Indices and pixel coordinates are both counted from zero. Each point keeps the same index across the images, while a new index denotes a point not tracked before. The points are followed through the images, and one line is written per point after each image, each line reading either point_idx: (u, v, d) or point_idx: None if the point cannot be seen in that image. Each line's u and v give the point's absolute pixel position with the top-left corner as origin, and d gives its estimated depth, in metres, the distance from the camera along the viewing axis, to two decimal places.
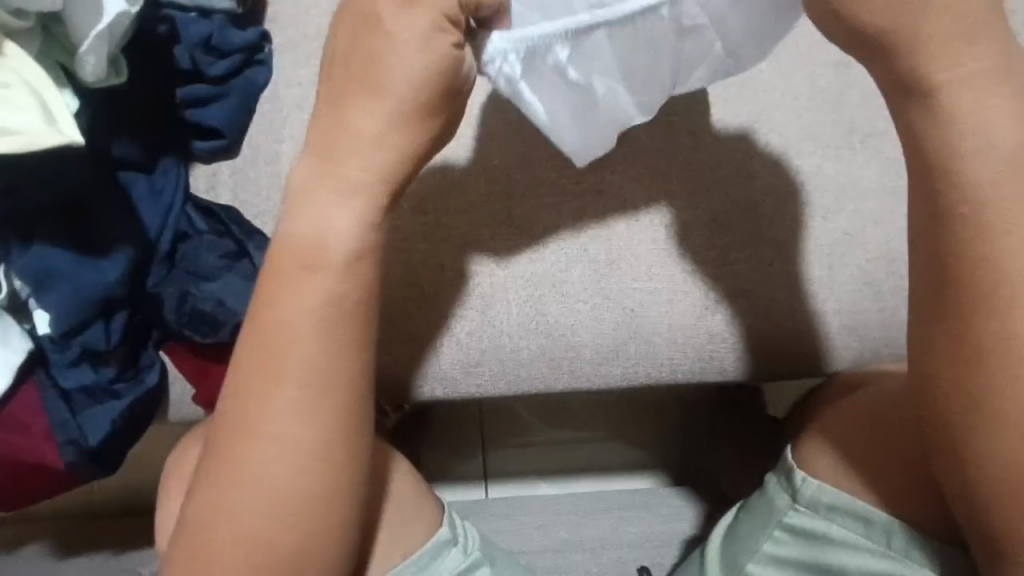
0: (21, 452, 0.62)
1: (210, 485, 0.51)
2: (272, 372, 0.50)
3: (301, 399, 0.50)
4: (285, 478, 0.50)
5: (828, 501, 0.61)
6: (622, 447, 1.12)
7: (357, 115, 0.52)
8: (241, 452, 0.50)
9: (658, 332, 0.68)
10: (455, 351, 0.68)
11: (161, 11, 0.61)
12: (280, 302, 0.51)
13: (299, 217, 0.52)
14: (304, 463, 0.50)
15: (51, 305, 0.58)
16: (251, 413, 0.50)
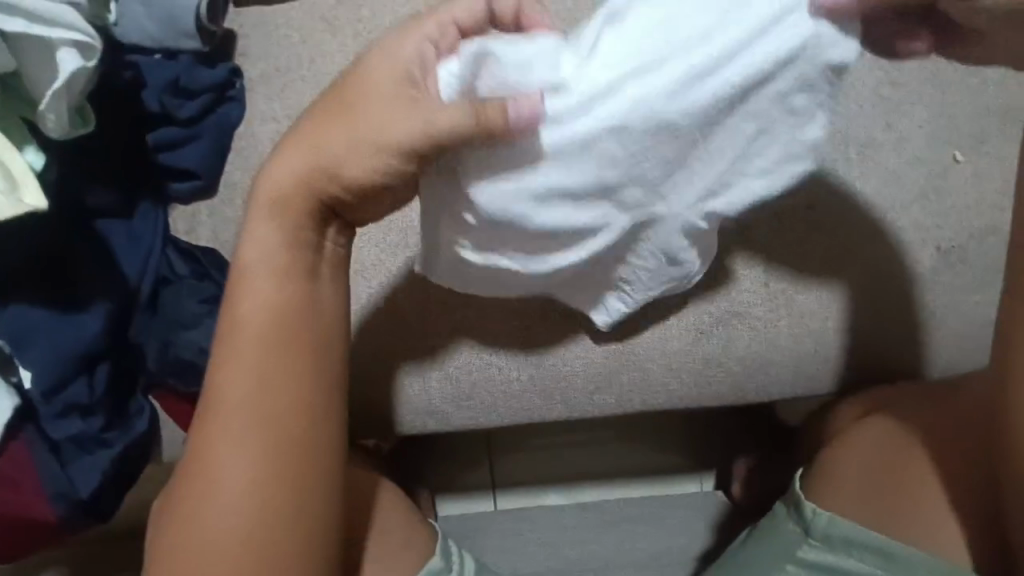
0: (12, 509, 0.62)
1: (188, 511, 0.49)
2: (232, 399, 0.50)
3: (264, 420, 0.49)
4: (237, 512, 0.49)
5: (843, 535, 0.61)
6: (632, 454, 1.09)
7: (285, 163, 0.50)
8: (210, 487, 0.49)
9: (651, 359, 0.66)
10: (444, 386, 0.66)
11: (125, 56, 0.60)
12: (232, 337, 0.50)
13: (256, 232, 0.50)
14: (256, 495, 0.49)
15: (32, 364, 0.57)
16: (221, 441, 0.49)
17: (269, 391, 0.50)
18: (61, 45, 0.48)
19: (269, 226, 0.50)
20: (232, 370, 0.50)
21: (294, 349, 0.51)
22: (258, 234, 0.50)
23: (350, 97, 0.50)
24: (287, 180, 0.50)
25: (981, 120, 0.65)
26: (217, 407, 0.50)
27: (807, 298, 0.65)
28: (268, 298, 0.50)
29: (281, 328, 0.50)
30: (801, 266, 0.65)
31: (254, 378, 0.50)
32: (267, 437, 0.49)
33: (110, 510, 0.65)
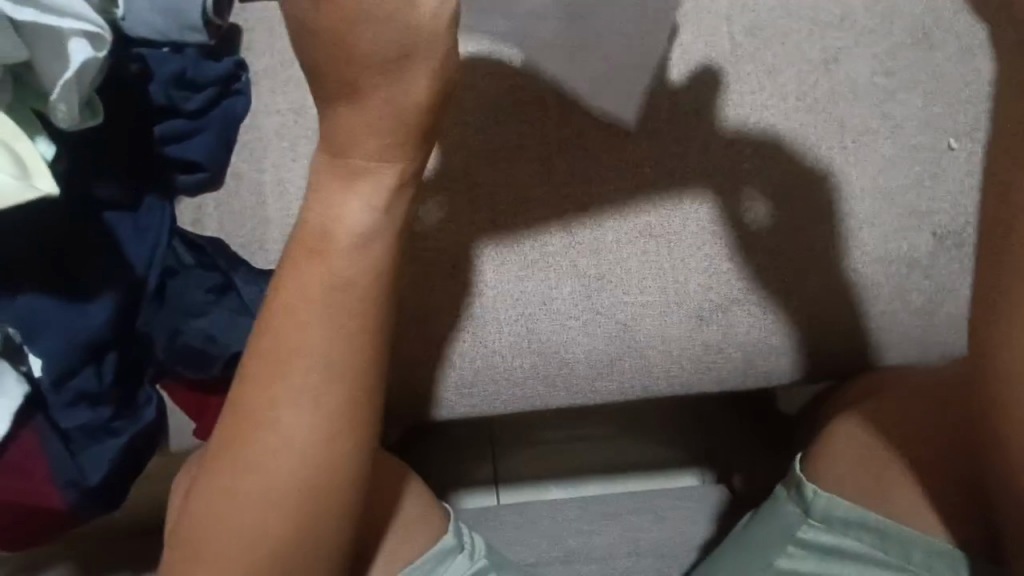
0: (22, 498, 0.63)
1: (227, 487, 0.48)
2: (291, 381, 0.47)
3: (317, 414, 0.48)
4: (278, 490, 0.48)
5: (842, 516, 0.61)
6: (635, 446, 1.10)
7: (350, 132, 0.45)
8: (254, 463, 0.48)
9: (652, 346, 0.66)
10: (447, 373, 0.67)
11: (131, 49, 0.60)
12: (293, 312, 0.47)
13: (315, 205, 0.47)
14: (300, 476, 0.48)
15: (42, 353, 0.57)
16: (269, 419, 0.48)
17: (317, 376, 0.47)
18: (71, 36, 0.49)
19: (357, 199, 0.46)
20: (295, 351, 0.47)
21: (362, 341, 0.48)
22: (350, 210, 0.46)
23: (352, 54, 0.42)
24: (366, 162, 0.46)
25: (973, 108, 0.66)
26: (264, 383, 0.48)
27: (806, 285, 0.66)
28: (347, 278, 0.47)
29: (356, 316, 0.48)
30: (798, 250, 0.65)
31: (319, 364, 0.47)
32: (319, 419, 0.48)
33: (120, 497, 0.66)
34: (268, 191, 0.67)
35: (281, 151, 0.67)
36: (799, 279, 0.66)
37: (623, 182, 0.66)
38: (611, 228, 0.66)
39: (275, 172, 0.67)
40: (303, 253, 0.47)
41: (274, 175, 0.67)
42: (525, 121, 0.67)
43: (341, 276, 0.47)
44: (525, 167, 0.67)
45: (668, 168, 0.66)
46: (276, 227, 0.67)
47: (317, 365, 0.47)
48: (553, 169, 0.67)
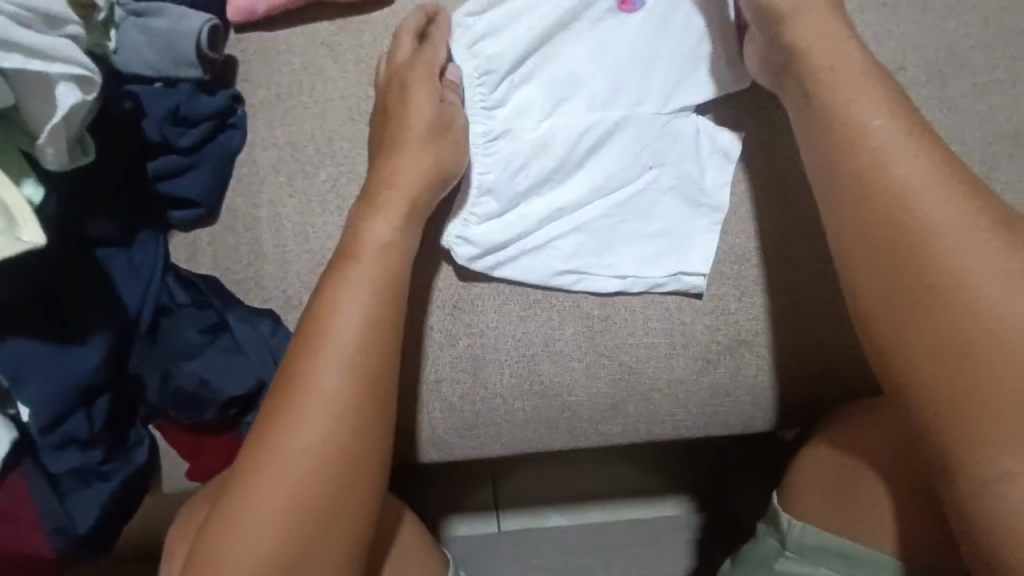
0: (7, 544, 0.60)
1: (221, 542, 0.48)
2: (318, 372, 0.50)
3: (326, 450, 0.49)
4: (273, 543, 0.47)
5: (814, 543, 0.58)
6: (638, 473, 1.08)
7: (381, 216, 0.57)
8: (269, 458, 0.49)
9: (658, 389, 0.64)
10: (448, 416, 0.66)
11: (124, 87, 0.60)
12: (309, 372, 0.51)
13: (337, 289, 0.53)
14: (295, 525, 0.48)
15: (31, 398, 0.56)
16: (273, 471, 0.49)
17: (321, 432, 0.50)
18: (59, 80, 0.48)
19: (386, 212, 0.57)
20: (308, 403, 0.50)
21: (382, 342, 0.53)
22: (377, 224, 0.56)
23: (385, 127, 0.61)
24: (399, 176, 0.58)
25: (991, 147, 0.62)
26: (269, 435, 0.50)
27: (813, 327, 0.64)
28: (372, 282, 0.54)
29: (376, 316, 0.53)
30: (810, 292, 0.64)
31: (342, 359, 0.51)
32: (322, 470, 0.49)
33: (111, 539, 0.63)
34: (263, 228, 0.65)
35: (280, 186, 0.65)
36: (802, 319, 0.64)
37: (637, 211, 0.65)
38: (623, 261, 0.64)
39: (272, 207, 0.65)
40: (317, 323, 0.52)
41: (271, 211, 0.65)
42: (533, 143, 0.65)
43: (349, 346, 0.52)
44: (534, 191, 0.65)
45: (683, 197, 0.65)
46: (271, 263, 0.64)
47: (340, 358, 0.51)
48: (565, 194, 0.65)
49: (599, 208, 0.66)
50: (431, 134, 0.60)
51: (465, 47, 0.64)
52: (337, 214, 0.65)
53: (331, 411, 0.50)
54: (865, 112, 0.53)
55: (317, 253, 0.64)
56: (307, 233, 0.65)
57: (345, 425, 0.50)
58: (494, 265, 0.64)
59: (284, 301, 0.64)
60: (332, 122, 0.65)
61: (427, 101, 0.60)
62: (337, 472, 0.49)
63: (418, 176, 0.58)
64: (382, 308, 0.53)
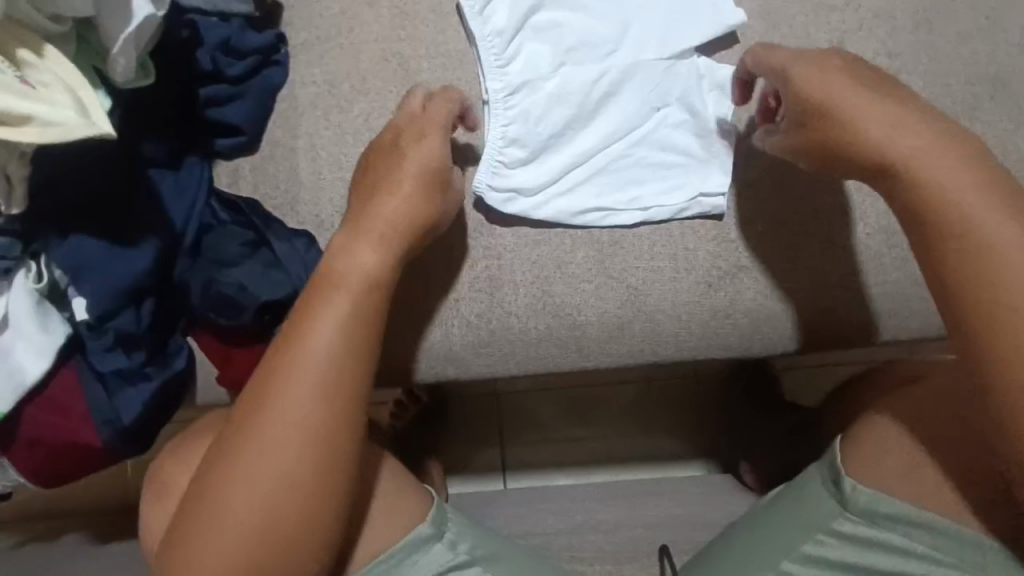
0: (60, 432, 0.65)
1: (235, 449, 0.55)
2: (287, 397, 0.55)
3: (328, 373, 0.56)
4: (283, 451, 0.55)
5: (886, 512, 0.60)
6: (642, 438, 1.12)
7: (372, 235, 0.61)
8: (283, 385, 0.56)
9: (661, 311, 0.69)
10: (465, 332, 0.70)
11: (185, 16, 0.65)
12: (318, 308, 0.57)
13: (348, 253, 0.60)
14: (302, 438, 0.55)
15: (87, 293, 0.62)
16: (281, 389, 0.56)
17: (320, 355, 0.56)
18: None
19: (366, 242, 0.60)
20: (313, 332, 0.57)
21: (370, 316, 0.58)
22: (355, 254, 0.60)
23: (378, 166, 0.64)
24: (381, 215, 0.61)
25: (973, 88, 0.68)
26: (280, 359, 0.56)
27: (810, 253, 0.68)
28: (341, 323, 0.57)
29: (348, 347, 0.57)
30: (801, 221, 0.68)
31: (349, 298, 0.58)
32: (326, 390, 0.56)
33: (150, 442, 0.68)
34: (300, 158, 0.71)
35: (317, 119, 0.71)
36: (797, 246, 0.68)
37: (651, 147, 0.71)
38: (646, 194, 0.69)
39: (309, 138, 0.71)
40: (331, 271, 0.59)
41: (308, 142, 0.71)
42: (550, 92, 0.70)
43: (353, 287, 0.59)
44: (554, 138, 0.70)
45: (691, 130, 0.70)
46: (307, 190, 0.71)
47: (332, 334, 0.57)
48: (584, 140, 0.70)
49: (615, 150, 0.71)
50: (422, 174, 0.63)
51: (475, 15, 0.70)
52: (368, 145, 0.71)
53: (298, 435, 0.55)
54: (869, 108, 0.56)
55: (349, 181, 0.71)
56: (341, 161, 0.71)
57: (311, 451, 0.55)
58: (529, 202, 0.69)
59: (317, 224, 0.70)
60: (365, 62, 0.71)
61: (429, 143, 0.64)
62: (306, 486, 0.55)
63: (398, 218, 0.62)
64: (351, 341, 0.57)
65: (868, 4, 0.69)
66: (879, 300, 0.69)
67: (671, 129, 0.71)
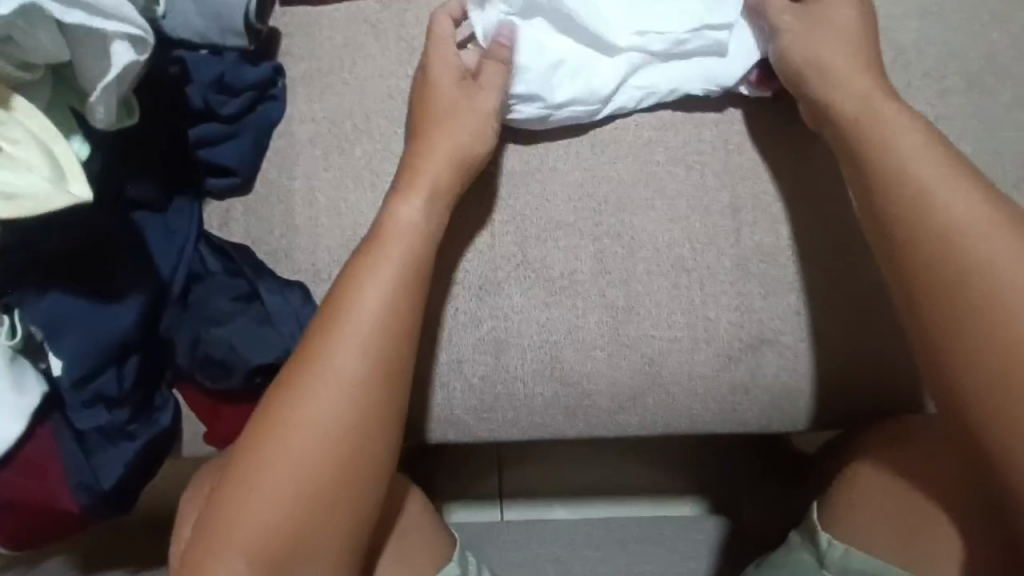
0: (34, 495, 0.61)
1: (266, 438, 0.50)
2: (334, 360, 0.51)
3: (373, 357, 0.52)
4: (320, 439, 0.50)
5: (858, 568, 0.60)
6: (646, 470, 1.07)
7: (432, 149, 0.59)
8: (324, 366, 0.51)
9: (677, 383, 0.65)
10: (467, 396, 0.66)
11: (172, 53, 0.61)
12: (362, 283, 0.54)
13: (402, 201, 0.57)
14: (341, 424, 0.50)
15: (64, 351, 0.58)
16: (321, 370, 0.51)
17: (364, 332, 0.52)
18: (114, 39, 0.48)
19: (415, 198, 0.57)
20: (359, 308, 0.53)
21: (414, 294, 0.55)
22: (404, 206, 0.57)
23: (416, 110, 0.62)
24: (427, 170, 0.58)
25: None
26: (323, 335, 0.53)
27: (840, 329, 0.64)
28: (396, 276, 0.54)
29: (399, 303, 0.54)
30: (835, 293, 0.64)
31: (396, 270, 0.54)
32: (371, 376, 0.52)
33: (132, 501, 0.65)
34: (297, 202, 0.65)
35: (316, 159, 0.66)
36: (828, 318, 0.64)
37: (685, 202, 0.64)
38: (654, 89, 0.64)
39: (306, 181, 0.65)
40: (378, 235, 0.56)
41: (305, 184, 0.65)
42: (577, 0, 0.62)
43: (400, 259, 0.55)
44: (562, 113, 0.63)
45: (726, 187, 0.64)
46: (303, 236, 0.65)
47: (379, 312, 0.53)
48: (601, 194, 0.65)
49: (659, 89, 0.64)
50: (452, 111, 0.60)
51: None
52: (370, 191, 0.65)
53: (342, 403, 0.51)
54: (851, 102, 0.58)
55: (349, 229, 0.65)
56: (341, 208, 0.65)
57: (354, 420, 0.51)
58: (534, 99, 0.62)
59: (314, 273, 0.65)
60: (370, 99, 0.66)
61: (444, 66, 0.61)
62: (346, 464, 0.50)
63: (442, 171, 0.58)
64: (403, 300, 0.54)
65: (921, 58, 0.63)
66: (906, 377, 0.65)
67: (709, 184, 0.64)
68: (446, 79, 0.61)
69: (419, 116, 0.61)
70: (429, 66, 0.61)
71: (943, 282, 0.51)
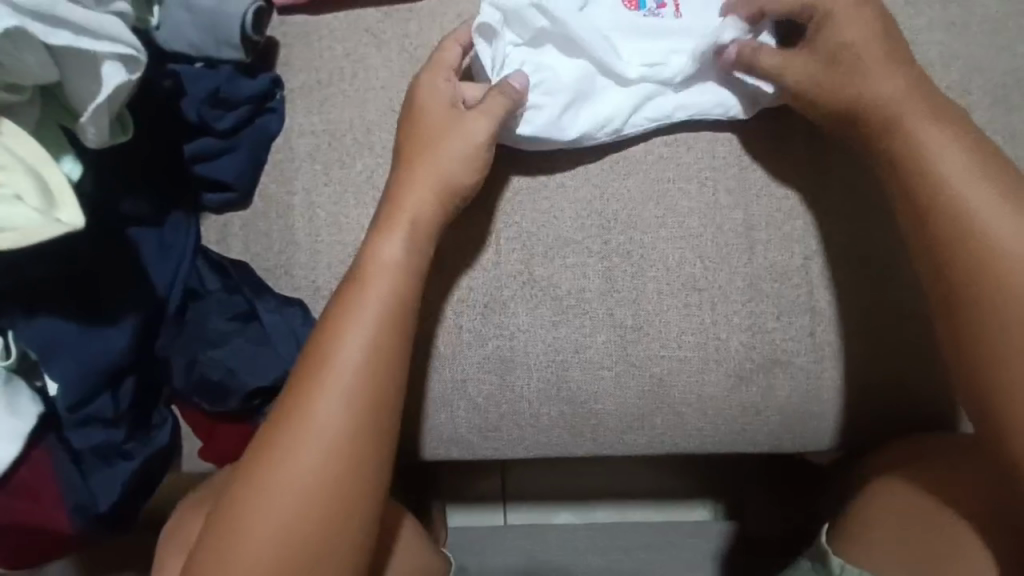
0: (26, 520, 0.59)
1: (251, 488, 0.49)
2: (317, 405, 0.50)
3: (358, 398, 0.51)
4: (309, 486, 0.49)
5: None
6: (665, 476, 0.96)
7: (422, 180, 0.57)
8: (308, 412, 0.50)
9: (686, 403, 0.63)
10: (472, 415, 0.65)
11: (166, 66, 0.59)
12: (344, 325, 0.53)
13: (383, 239, 0.56)
14: (331, 468, 0.49)
15: (55, 375, 0.56)
16: (307, 415, 0.50)
17: (348, 374, 0.51)
18: (105, 59, 0.46)
19: (396, 233, 0.56)
20: (340, 351, 0.52)
21: (399, 328, 0.53)
22: (386, 241, 0.55)
23: (406, 134, 0.60)
24: (407, 203, 0.57)
25: None
26: (306, 382, 0.51)
27: (854, 348, 0.62)
28: (378, 318, 0.53)
29: (385, 338, 0.53)
30: (853, 311, 0.62)
31: (377, 309, 0.53)
32: (360, 419, 0.51)
33: (129, 519, 0.64)
34: (297, 217, 0.63)
35: (315, 173, 0.64)
36: (844, 336, 0.62)
37: (692, 224, 0.63)
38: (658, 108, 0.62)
39: (305, 196, 0.63)
40: (358, 274, 0.55)
41: (304, 199, 0.63)
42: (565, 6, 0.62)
43: (385, 295, 0.54)
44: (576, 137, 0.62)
45: (739, 201, 0.63)
46: (303, 252, 0.63)
47: (361, 352, 0.52)
48: (607, 211, 0.63)
49: (681, 93, 0.62)
50: (444, 135, 0.58)
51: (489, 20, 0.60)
52: (371, 206, 0.63)
53: (327, 451, 0.49)
54: (879, 94, 0.56)
55: (350, 246, 0.63)
56: (340, 223, 0.63)
57: (343, 463, 0.50)
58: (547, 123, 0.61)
59: (313, 291, 0.63)
60: (371, 112, 0.64)
61: (437, 97, 0.59)
62: (330, 513, 0.49)
63: (424, 199, 0.57)
64: (386, 341, 0.53)
65: (945, 72, 0.61)
66: (921, 396, 0.63)
67: (722, 198, 0.63)
68: (434, 106, 0.59)
69: (408, 142, 0.59)
70: (420, 99, 0.59)
71: (957, 262, 0.52)
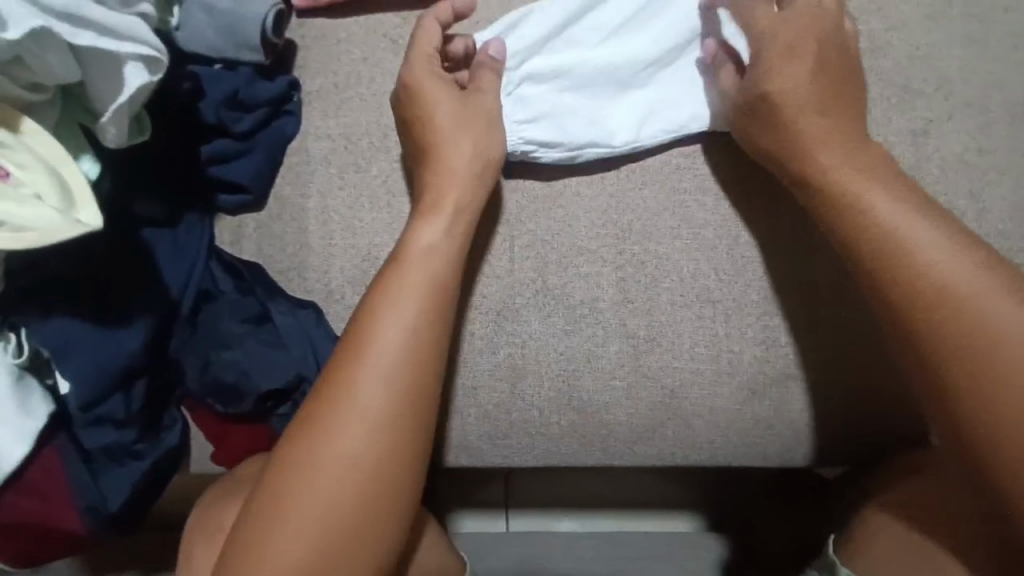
0: (35, 518, 0.60)
1: (286, 483, 0.47)
2: (357, 394, 0.48)
3: (398, 389, 0.49)
4: (343, 486, 0.47)
5: None
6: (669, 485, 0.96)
7: (451, 182, 0.57)
8: (346, 403, 0.48)
9: (698, 417, 0.63)
10: (481, 424, 0.65)
11: (185, 69, 0.59)
12: (386, 312, 0.51)
13: (423, 230, 0.55)
14: (365, 463, 0.47)
15: (68, 374, 0.56)
16: (343, 405, 0.48)
17: (387, 364, 0.49)
18: (128, 60, 0.46)
19: (435, 225, 0.55)
20: (381, 338, 0.50)
21: (438, 317, 0.52)
22: (424, 231, 0.55)
23: (429, 157, 0.58)
24: (447, 193, 0.56)
25: None
26: (341, 373, 0.49)
27: (868, 363, 0.62)
28: (418, 303, 0.51)
29: (426, 331, 0.51)
30: (870, 325, 0.61)
31: (416, 299, 0.51)
32: (398, 413, 0.49)
33: (139, 518, 0.64)
34: (310, 220, 0.63)
35: (331, 177, 0.63)
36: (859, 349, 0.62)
37: (707, 237, 0.62)
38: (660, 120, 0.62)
39: (319, 198, 0.63)
40: (398, 261, 0.53)
41: (318, 202, 0.63)
42: (546, 27, 0.62)
43: (426, 283, 0.52)
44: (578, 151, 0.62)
45: (757, 212, 0.62)
46: (317, 255, 0.63)
47: (403, 339, 0.50)
48: (619, 223, 0.63)
49: (688, 104, 0.62)
50: (464, 140, 0.58)
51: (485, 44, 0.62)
52: (386, 211, 0.63)
53: (368, 441, 0.48)
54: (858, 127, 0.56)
55: (363, 249, 0.63)
56: (355, 227, 0.63)
57: (383, 458, 0.48)
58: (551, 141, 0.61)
59: (326, 294, 0.63)
60: (388, 116, 0.64)
61: (442, 89, 0.58)
62: (366, 509, 0.47)
63: (464, 189, 0.57)
64: (429, 334, 0.51)
65: (962, 87, 0.61)
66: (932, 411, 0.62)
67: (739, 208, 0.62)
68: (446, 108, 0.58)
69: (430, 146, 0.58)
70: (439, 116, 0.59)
71: (913, 293, 0.49)
